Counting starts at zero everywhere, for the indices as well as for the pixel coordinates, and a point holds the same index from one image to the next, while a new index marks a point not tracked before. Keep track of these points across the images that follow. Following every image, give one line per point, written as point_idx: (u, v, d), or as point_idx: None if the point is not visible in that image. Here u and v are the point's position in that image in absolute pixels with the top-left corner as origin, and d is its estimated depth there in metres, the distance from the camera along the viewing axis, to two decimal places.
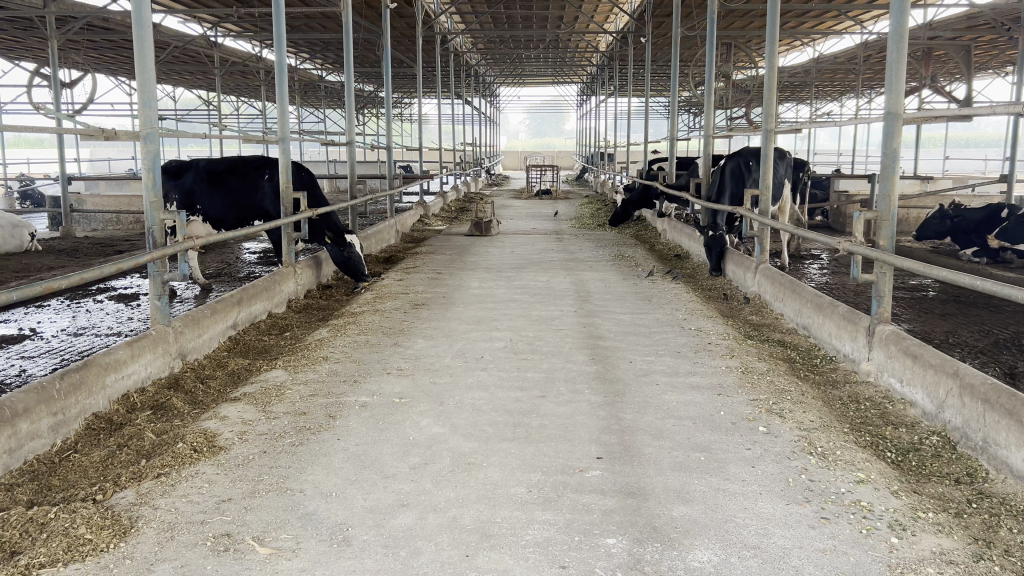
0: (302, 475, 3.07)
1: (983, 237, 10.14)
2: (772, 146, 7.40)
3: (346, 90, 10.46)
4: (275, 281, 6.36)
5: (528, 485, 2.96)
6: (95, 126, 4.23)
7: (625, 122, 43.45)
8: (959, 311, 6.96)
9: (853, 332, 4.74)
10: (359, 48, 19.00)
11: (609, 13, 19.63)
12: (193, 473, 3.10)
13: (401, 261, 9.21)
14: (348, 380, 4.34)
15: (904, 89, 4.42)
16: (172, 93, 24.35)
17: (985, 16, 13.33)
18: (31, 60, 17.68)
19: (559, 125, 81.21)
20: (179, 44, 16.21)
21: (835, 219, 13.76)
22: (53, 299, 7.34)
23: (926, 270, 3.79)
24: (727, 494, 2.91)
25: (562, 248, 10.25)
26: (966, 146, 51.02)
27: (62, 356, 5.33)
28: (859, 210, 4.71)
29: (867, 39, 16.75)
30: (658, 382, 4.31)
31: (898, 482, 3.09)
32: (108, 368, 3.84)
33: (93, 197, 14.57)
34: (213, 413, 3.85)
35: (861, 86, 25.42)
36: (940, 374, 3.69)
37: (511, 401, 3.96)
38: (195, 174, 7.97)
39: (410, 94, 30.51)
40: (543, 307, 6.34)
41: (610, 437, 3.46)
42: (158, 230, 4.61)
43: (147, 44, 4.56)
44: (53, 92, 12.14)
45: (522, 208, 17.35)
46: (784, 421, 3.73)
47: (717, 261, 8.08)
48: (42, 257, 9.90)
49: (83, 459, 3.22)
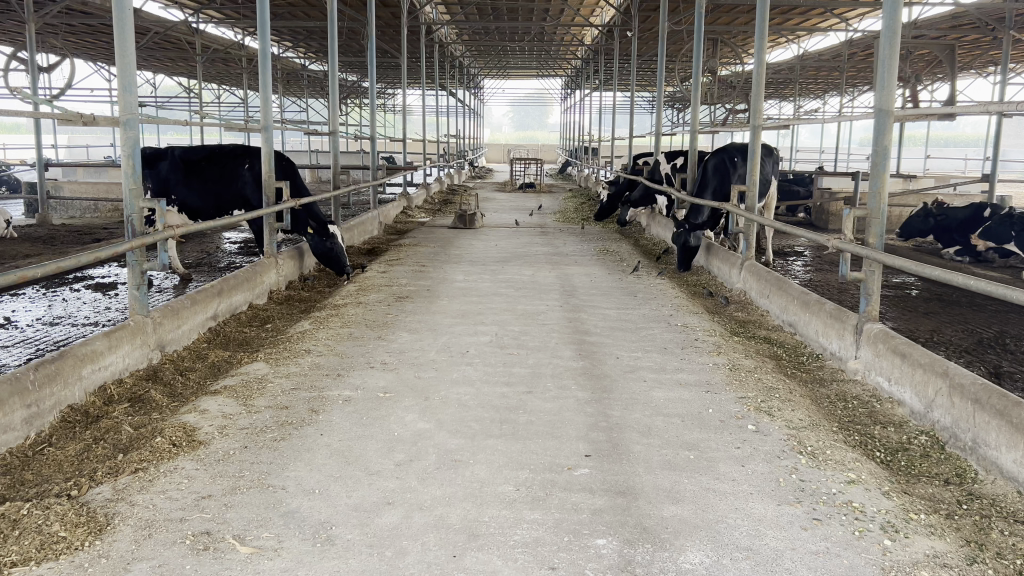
0: (285, 471, 2.99)
1: (966, 235, 10.20)
2: (760, 143, 7.35)
3: (330, 79, 10.22)
4: (257, 272, 6.26)
5: (515, 483, 2.91)
6: (73, 111, 4.11)
7: (610, 116, 43.46)
8: (943, 310, 6.97)
9: (840, 330, 4.71)
10: (342, 37, 18.84)
11: (595, 6, 19.58)
12: (172, 469, 3.01)
13: (385, 253, 9.12)
14: (330, 374, 4.26)
15: (896, 87, 4.38)
16: (152, 80, 24.05)
17: (971, 16, 13.38)
18: (8, 44, 17.36)
19: (543, 118, 81.28)
20: (160, 30, 15.97)
21: (818, 216, 13.79)
22: (29, 288, 7.19)
23: (914, 266, 3.76)
24: (718, 494, 2.87)
25: (546, 242, 10.18)
26: (945, 146, 51.62)
27: (37, 346, 5.21)
28: (849, 208, 4.68)
29: (852, 36, 16.78)
30: (645, 379, 4.26)
31: (888, 482, 3.06)
32: (84, 359, 3.75)
33: (69, 183, 14.33)
34: (192, 407, 3.75)
35: (845, 83, 25.57)
36: (930, 374, 3.67)
37: (497, 397, 3.90)
38: (171, 163, 7.83)
39: (394, 84, 30.34)
40: (528, 301, 6.28)
41: (598, 435, 3.41)
42: (138, 219, 4.51)
43: (128, 28, 4.45)
44: (29, 78, 11.87)
45: (505, 201, 17.31)
46: (774, 420, 3.69)
47: (685, 259, 8.14)
48: (17, 244, 9.71)
49: (57, 454, 3.13)
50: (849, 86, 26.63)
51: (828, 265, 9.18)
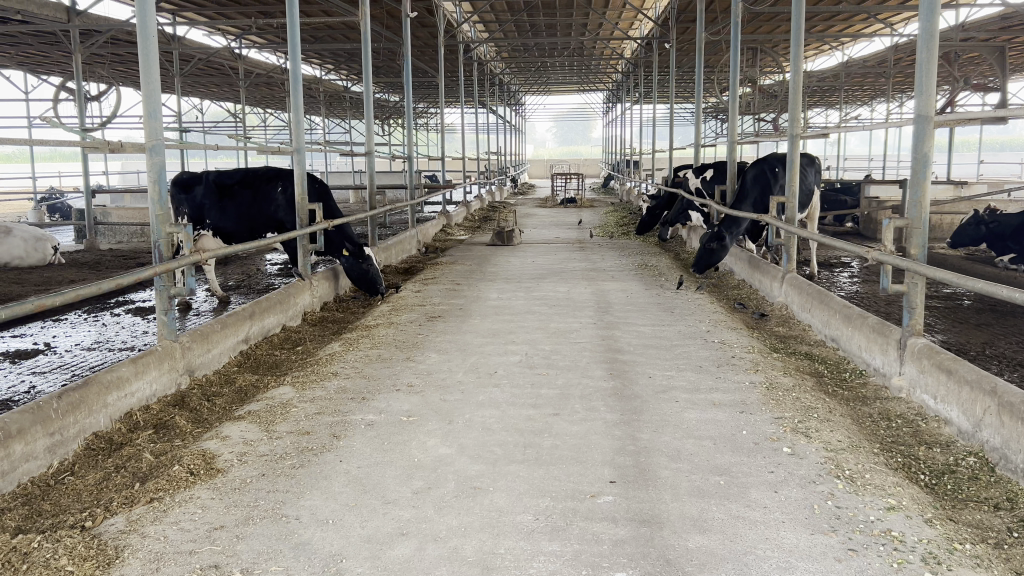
0: (300, 500, 2.93)
1: (1020, 243, 9.83)
2: (798, 153, 7.17)
3: (365, 98, 10.13)
4: (290, 293, 6.27)
5: (535, 512, 2.80)
6: (100, 138, 4.15)
7: (652, 128, 43.23)
8: (996, 321, 6.70)
9: (883, 345, 4.52)
10: (381, 58, 18.99)
11: (633, 19, 19.46)
12: (187, 498, 2.97)
13: (421, 272, 9.10)
14: (356, 398, 4.21)
15: (935, 92, 4.20)
16: (199, 106, 24.55)
17: (1021, 16, 12.97)
18: (59, 74, 17.83)
19: (586, 134, 81.19)
20: (204, 56, 16.27)
21: (866, 226, 13.48)
22: (70, 313, 7.28)
23: (958, 278, 3.57)
24: (748, 523, 2.73)
25: (584, 258, 10.07)
26: (1002, 150, 50.29)
27: (72, 372, 5.25)
28: (889, 218, 4.50)
29: (897, 41, 16.41)
30: (678, 400, 4.12)
31: (932, 509, 2.88)
32: (110, 386, 3.73)
33: (118, 210, 14.62)
34: (214, 433, 3.72)
35: (892, 89, 25.14)
36: (977, 392, 3.47)
37: (523, 420, 3.80)
38: (205, 187, 7.89)
39: (435, 103, 30.55)
40: (561, 319, 6.17)
41: (625, 459, 3.29)
42: (165, 244, 4.53)
43: (152, 52, 4.48)
44: (75, 106, 12.05)
45: (545, 217, 17.26)
46: (811, 441, 3.53)
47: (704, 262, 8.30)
48: (63, 270, 9.89)
49: (76, 483, 3.11)
50: (896, 92, 26.20)
51: (875, 277, 8.92)
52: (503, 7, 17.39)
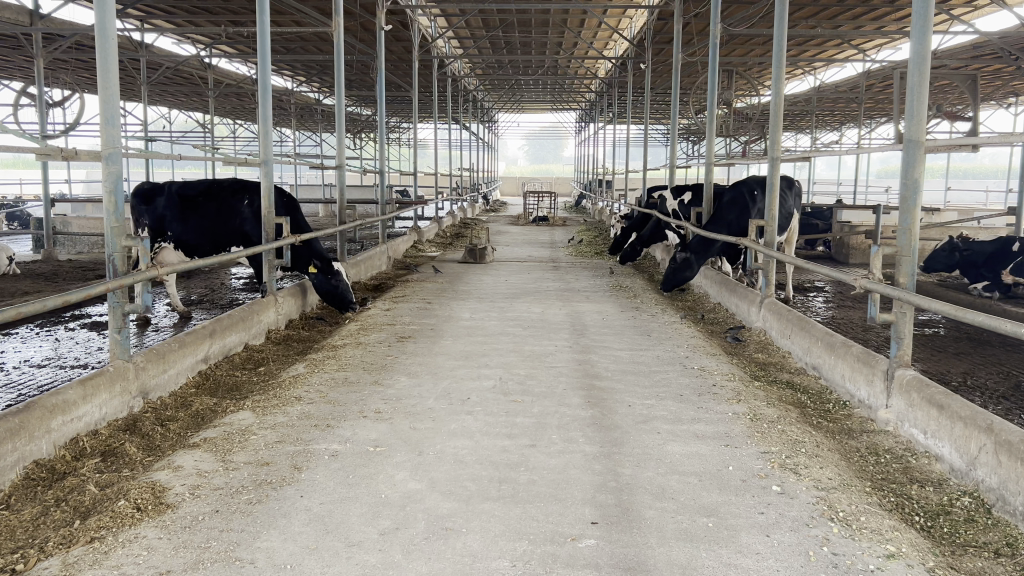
0: (256, 541, 2.69)
1: (994, 270, 9.92)
2: (778, 176, 7.02)
3: (338, 112, 9.75)
4: (253, 311, 5.99)
5: (512, 558, 2.59)
6: (53, 145, 3.85)
7: (625, 147, 43.29)
8: (974, 350, 6.60)
9: (868, 376, 4.37)
10: (353, 70, 18.77)
11: (608, 38, 19.46)
12: (132, 538, 2.72)
13: (391, 289, 8.86)
14: (319, 425, 3.97)
15: (926, 115, 4.08)
16: (167, 116, 24.09)
17: (993, 44, 13.01)
18: (21, 80, 17.34)
19: (557, 152, 81.25)
20: (171, 65, 15.92)
21: (838, 250, 13.48)
22: (22, 327, 6.96)
23: (952, 308, 3.41)
24: (740, 572, 2.54)
25: (558, 277, 9.88)
26: (967, 178, 50.98)
27: (19, 391, 4.95)
28: (877, 244, 4.36)
29: (870, 67, 16.46)
30: (659, 431, 3.93)
31: (933, 557, 2.71)
32: (54, 411, 3.46)
33: (79, 219, 14.17)
34: (166, 463, 3.47)
35: (861, 115, 25.44)
36: (972, 428, 3.32)
37: (498, 451, 3.59)
38: (167, 198, 7.61)
39: (407, 117, 30.31)
40: (536, 342, 5.97)
41: (607, 498, 3.09)
42: (120, 258, 4.26)
43: (112, 56, 4.24)
44: (35, 111, 11.62)
45: (518, 234, 17.12)
46: (801, 479, 3.36)
47: (669, 279, 8.54)
48: (16, 281, 9.49)
49: (9, 517, 2.83)
50: (865, 118, 26.48)
51: (851, 303, 8.86)
52: (479, 23, 17.24)
